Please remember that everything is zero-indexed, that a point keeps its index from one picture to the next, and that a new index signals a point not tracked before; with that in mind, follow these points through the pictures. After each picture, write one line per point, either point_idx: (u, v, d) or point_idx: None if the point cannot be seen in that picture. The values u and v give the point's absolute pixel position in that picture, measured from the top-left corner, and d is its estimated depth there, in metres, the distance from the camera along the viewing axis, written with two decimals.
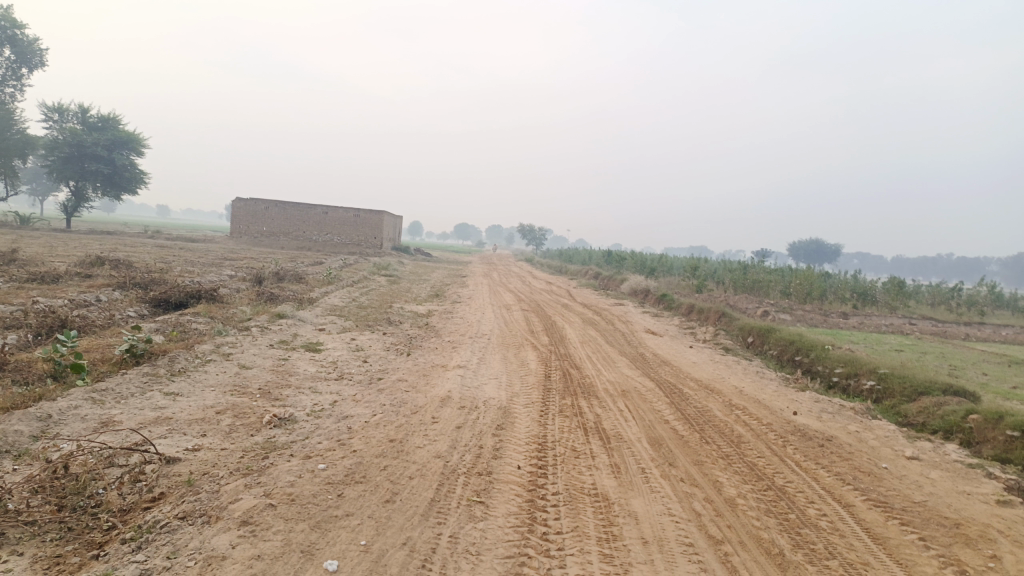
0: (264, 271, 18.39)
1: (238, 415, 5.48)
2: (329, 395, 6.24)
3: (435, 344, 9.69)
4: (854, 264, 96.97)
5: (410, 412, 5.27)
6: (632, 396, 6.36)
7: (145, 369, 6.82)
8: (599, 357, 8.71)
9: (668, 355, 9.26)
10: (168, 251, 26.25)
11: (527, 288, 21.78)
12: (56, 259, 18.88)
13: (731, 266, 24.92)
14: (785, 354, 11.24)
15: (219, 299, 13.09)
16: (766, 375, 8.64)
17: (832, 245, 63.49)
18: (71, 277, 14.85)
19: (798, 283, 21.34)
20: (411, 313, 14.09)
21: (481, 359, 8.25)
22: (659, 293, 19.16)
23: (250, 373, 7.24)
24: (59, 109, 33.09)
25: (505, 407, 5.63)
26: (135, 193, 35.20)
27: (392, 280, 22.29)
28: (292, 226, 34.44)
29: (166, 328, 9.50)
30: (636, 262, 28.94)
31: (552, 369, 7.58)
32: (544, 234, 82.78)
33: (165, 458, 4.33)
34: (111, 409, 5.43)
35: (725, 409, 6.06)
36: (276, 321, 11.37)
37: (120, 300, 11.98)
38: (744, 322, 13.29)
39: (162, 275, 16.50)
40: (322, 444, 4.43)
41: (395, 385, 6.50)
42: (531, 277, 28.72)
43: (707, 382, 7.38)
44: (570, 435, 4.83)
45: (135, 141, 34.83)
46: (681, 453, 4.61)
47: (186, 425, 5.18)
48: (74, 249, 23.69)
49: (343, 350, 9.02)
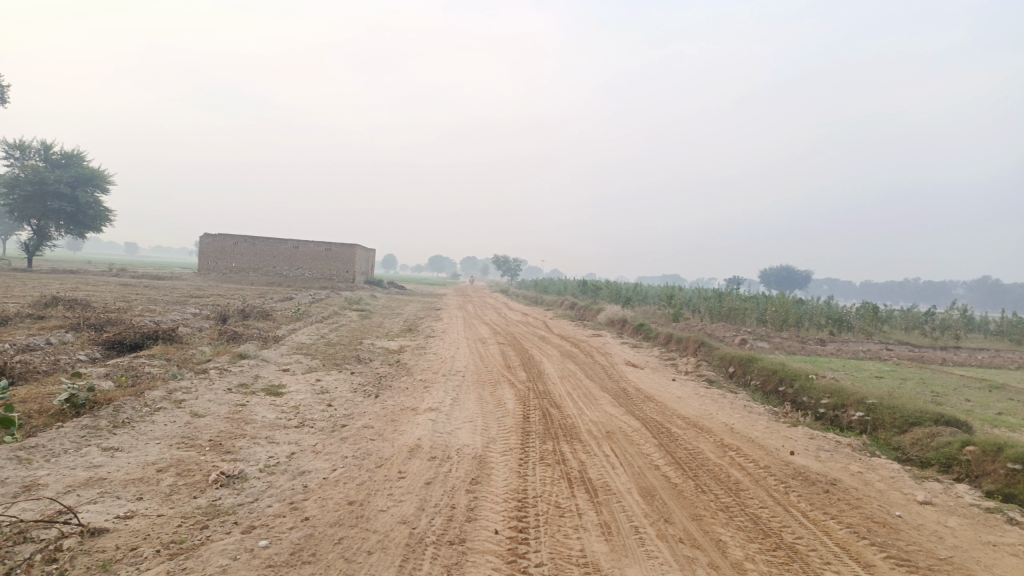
0: (229, 308, 17.73)
1: (182, 473, 4.92)
2: (286, 446, 5.69)
3: (406, 384, 9.16)
4: (824, 290, 98.17)
5: (374, 465, 4.75)
6: (617, 438, 5.89)
7: (84, 421, 6.19)
8: (580, 393, 8.26)
9: (650, 390, 8.82)
10: (131, 289, 25.43)
11: (502, 320, 21.33)
12: (8, 301, 18.02)
13: (706, 294, 24.73)
14: (769, 385, 10.88)
15: (178, 339, 12.42)
16: (753, 409, 8.24)
17: (802, 270, 64.21)
18: (21, 318, 14.12)
19: (773, 310, 21.17)
20: (382, 350, 13.53)
21: (454, 399, 7.75)
22: (636, 322, 18.84)
23: (202, 422, 6.65)
24: (20, 146, 32.27)
25: (479, 456, 5.13)
26: (99, 231, 34.30)
27: (364, 315, 21.70)
28: (261, 262, 33.73)
29: (116, 373, 8.88)
30: (610, 291, 28.68)
31: (530, 409, 7.10)
32: (519, 266, 83.16)
33: (88, 531, 3.75)
34: (36, 470, 4.82)
35: (718, 451, 5.61)
36: (237, 362, 10.75)
37: (70, 344, 11.28)
38: (725, 351, 12.94)
39: (120, 315, 15.77)
40: (271, 509, 3.90)
41: (360, 433, 5.97)
42: (506, 309, 28.28)
43: (696, 419, 6.94)
44: (553, 488, 4.34)
45: (99, 178, 34.08)
46: (676, 506, 4.15)
47: (121, 487, 4.59)
48: (30, 289, 22.83)
49: (306, 393, 8.45)
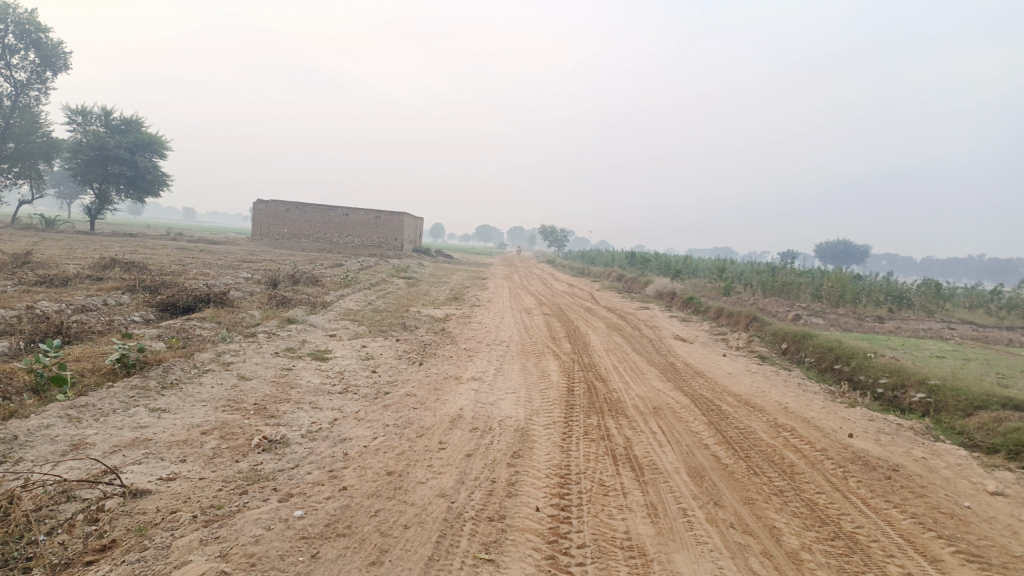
0: (280, 274, 17.96)
1: (226, 436, 4.92)
2: (329, 412, 5.67)
3: (450, 353, 9.09)
4: (882, 266, 95.05)
5: (414, 435, 4.67)
6: (664, 414, 5.71)
7: (133, 382, 6.27)
8: (627, 367, 8.07)
9: (700, 365, 8.57)
10: (188, 254, 26.02)
11: (549, 291, 21.15)
12: (71, 262, 18.60)
13: (759, 268, 24.10)
14: (823, 363, 10.52)
15: (228, 303, 12.60)
16: (807, 388, 7.92)
17: (860, 245, 62.12)
18: (82, 279, 14.54)
19: (830, 285, 20.48)
20: (428, 318, 13.52)
21: (498, 369, 7.66)
22: (686, 295, 18.46)
23: (248, 386, 6.69)
24: (82, 112, 33.11)
25: (522, 428, 5.00)
26: (157, 195, 35.10)
27: (411, 282, 21.77)
28: (312, 228, 34.13)
29: (167, 334, 9.04)
30: (660, 263, 28.19)
31: (575, 382, 6.95)
32: (567, 236, 82.73)
33: (130, 492, 3.77)
34: (84, 429, 4.89)
35: (771, 431, 5.38)
36: (285, 326, 10.86)
37: (126, 305, 11.54)
38: (778, 327, 12.55)
39: (175, 278, 16.12)
40: (311, 476, 3.85)
41: (402, 401, 5.90)
42: (553, 279, 28.07)
43: (747, 397, 6.70)
44: (598, 465, 4.19)
45: (157, 143, 34.77)
46: (727, 489, 3.96)
47: (165, 448, 4.62)
48: (91, 251, 23.52)
49: (351, 359, 8.45)
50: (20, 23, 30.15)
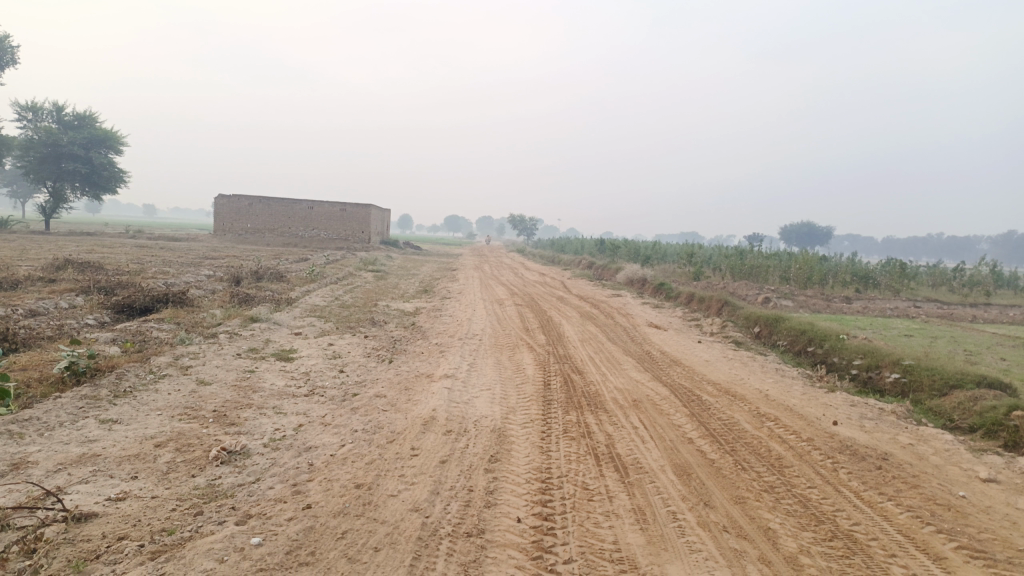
0: (243, 270, 17.45)
1: (182, 448, 4.60)
2: (294, 417, 5.37)
3: (420, 348, 8.80)
4: (845, 247, 96.63)
5: (384, 441, 4.40)
6: (645, 407, 5.52)
7: (83, 391, 5.89)
8: (602, 358, 7.86)
9: (677, 353, 8.42)
10: (148, 251, 25.24)
11: (519, 281, 20.92)
12: (22, 263, 17.86)
13: (728, 252, 24.14)
14: (797, 346, 10.45)
15: (189, 302, 12.14)
16: (785, 374, 7.80)
17: (823, 227, 62.94)
18: (33, 282, 13.92)
19: (797, 268, 20.46)
20: (397, 312, 13.20)
21: (472, 364, 7.41)
22: (656, 282, 18.38)
23: (208, 391, 6.35)
24: (33, 108, 31.91)
25: (498, 429, 4.76)
26: (115, 192, 34.03)
27: (379, 275, 21.37)
28: (277, 222, 33.43)
29: (123, 338, 8.61)
30: (629, 250, 28.10)
31: (551, 376, 6.73)
32: (536, 225, 82.62)
33: (73, 517, 3.45)
34: (27, 445, 4.52)
35: (755, 421, 5.22)
36: (249, 326, 10.47)
37: (80, 307, 11.04)
38: (750, 311, 12.49)
39: (133, 278, 15.54)
40: (273, 493, 3.58)
41: (371, 403, 5.62)
42: (523, 269, 27.87)
43: (727, 385, 6.55)
44: (580, 467, 3.97)
45: (113, 139, 33.65)
46: (715, 487, 3.77)
47: (115, 464, 4.28)
48: (44, 252, 22.65)
49: (317, 358, 8.13)
50: None
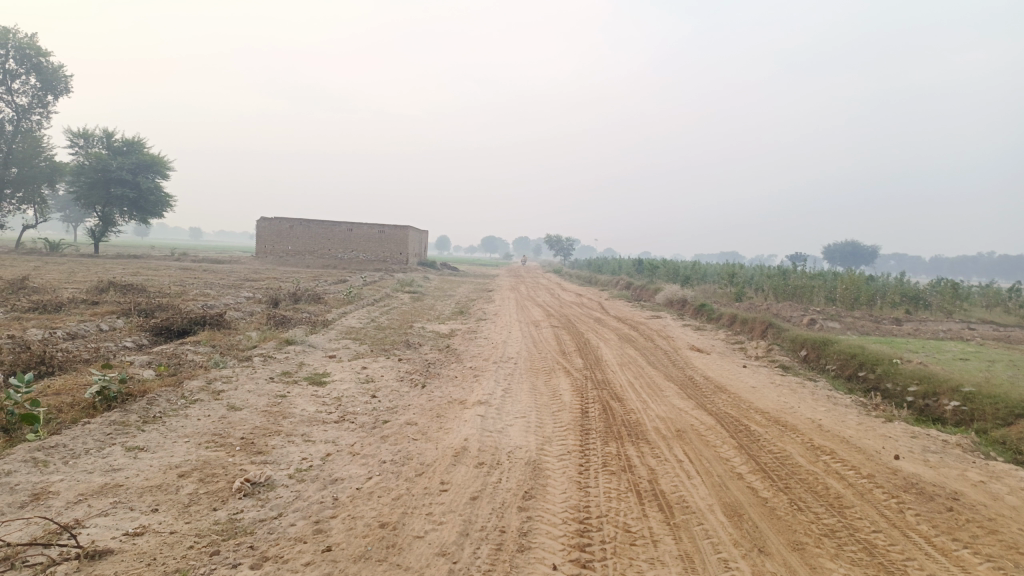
0: (281, 292, 17.52)
1: (206, 478, 4.45)
2: (323, 446, 5.19)
3: (454, 372, 8.59)
4: (892, 267, 94.04)
5: (413, 474, 4.18)
6: (689, 438, 5.21)
7: (113, 417, 5.80)
8: (643, 383, 7.54)
9: (721, 379, 8.05)
10: (191, 274, 25.62)
11: (556, 302, 20.64)
12: (69, 286, 18.22)
13: (770, 272, 23.55)
14: (847, 370, 9.98)
15: (226, 325, 12.14)
16: (838, 401, 7.38)
17: (868, 245, 61.35)
18: (76, 304, 14.13)
19: (844, 288, 19.74)
20: (432, 335, 13.05)
21: (506, 389, 7.17)
22: (697, 302, 17.94)
23: (237, 417, 6.21)
24: (84, 135, 32.88)
25: (533, 461, 4.50)
26: (160, 216, 34.80)
27: (415, 297, 21.31)
28: (317, 244, 33.80)
29: (158, 361, 8.58)
30: (668, 270, 27.64)
31: (589, 403, 6.45)
32: (573, 245, 82.39)
33: (87, 553, 3.28)
34: (50, 475, 4.40)
35: (809, 456, 4.87)
36: (283, 348, 10.41)
37: (120, 330, 11.11)
38: (797, 333, 12.03)
39: (174, 300, 15.71)
40: (295, 531, 3.38)
41: (402, 431, 5.41)
42: (560, 290, 27.59)
43: (776, 415, 6.18)
44: (620, 505, 3.69)
45: (160, 164, 34.46)
46: (770, 531, 3.47)
47: (136, 496, 4.14)
48: (91, 274, 23.14)
49: (350, 382, 7.98)
50: (20, 48, 30.08)
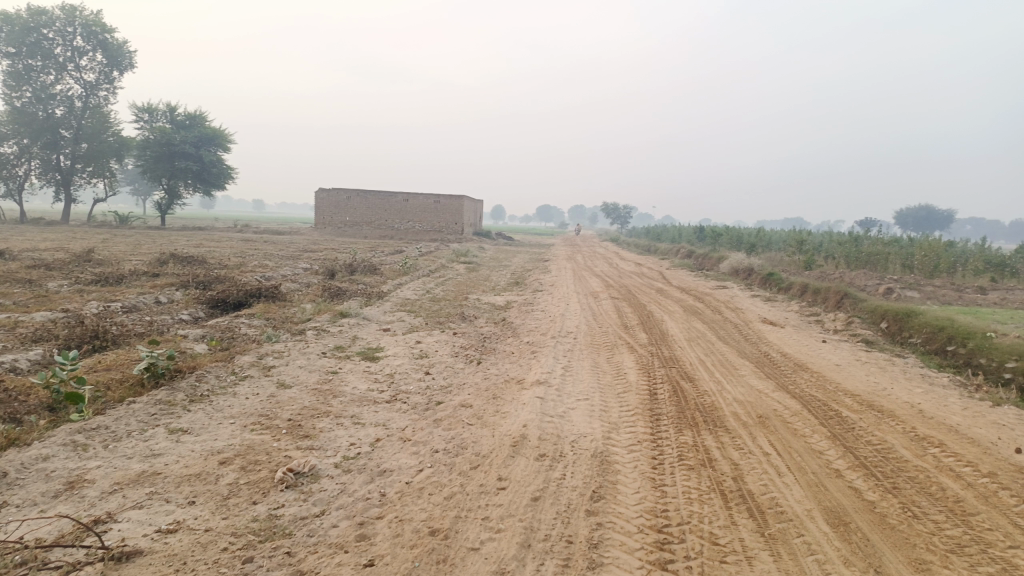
0: (337, 263, 17.40)
1: (248, 467, 4.15)
2: (373, 429, 4.84)
3: (510, 348, 8.15)
4: (967, 231, 89.31)
5: (467, 467, 3.78)
6: (774, 426, 4.68)
7: (158, 396, 5.58)
8: (715, 361, 6.96)
9: (800, 356, 7.41)
10: (252, 245, 25.91)
11: (616, 272, 20.02)
12: (133, 258, 18.50)
13: (841, 239, 22.33)
14: (934, 345, 9.16)
15: (281, 297, 12.01)
16: (934, 382, 6.67)
17: (944, 210, 58.03)
18: (137, 276, 14.26)
19: (922, 255, 18.58)
20: (488, 306, 12.66)
21: (566, 367, 6.74)
22: (765, 271, 17.05)
23: (286, 396, 5.92)
24: (149, 109, 33.39)
25: (601, 453, 4.04)
26: (223, 188, 35.29)
27: (471, 267, 20.99)
28: (374, 215, 33.86)
29: (212, 335, 8.44)
30: (731, 238, 26.57)
31: (658, 383, 5.94)
32: (630, 213, 81.01)
33: (113, 556, 2.99)
34: (88, 460, 4.18)
35: (916, 451, 4.28)
36: (337, 321, 10.18)
37: (177, 303, 11.09)
38: (877, 304, 11.19)
39: (233, 271, 15.73)
40: (336, 534, 3.01)
41: (456, 415, 5.02)
42: (618, 258, 26.88)
43: (868, 398, 5.56)
44: (704, 511, 3.23)
45: (221, 137, 34.83)
46: (885, 545, 2.95)
47: (173, 486, 3.86)
48: (155, 246, 23.57)
49: (403, 358, 7.65)
50: (87, 24, 30.62)
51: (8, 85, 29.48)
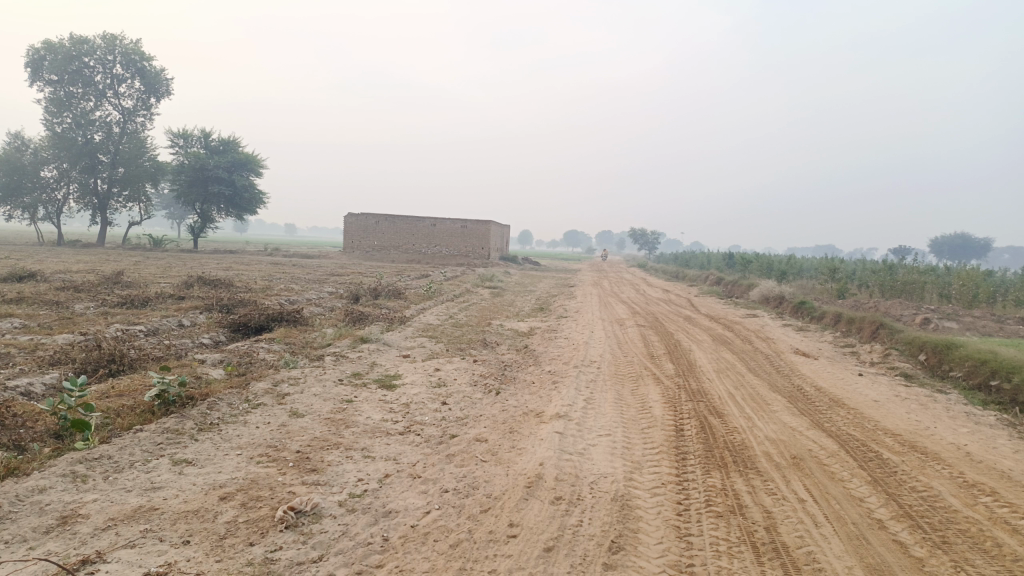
0: (362, 287, 17.33)
1: (249, 503, 3.95)
2: (383, 464, 4.63)
3: (531, 377, 7.90)
4: (1005, 259, 87.26)
5: (477, 510, 3.55)
6: (809, 468, 4.36)
7: (166, 425, 5.42)
8: (745, 395, 6.63)
9: (835, 391, 7.03)
10: (280, 269, 26.04)
11: (642, 298, 19.72)
12: (161, 281, 18.62)
13: (875, 266, 21.76)
14: (976, 380, 8.72)
15: (303, 321, 11.89)
16: (980, 421, 6.26)
17: (980, 238, 56.71)
18: (163, 298, 14.31)
19: (960, 284, 17.96)
20: (511, 333, 12.43)
21: (588, 399, 6.48)
22: (796, 299, 16.60)
23: (297, 426, 5.73)
24: (184, 134, 33.99)
25: (621, 496, 3.77)
26: (254, 212, 35.67)
27: (497, 292, 20.77)
28: (401, 239, 34.00)
29: (229, 360, 8.31)
30: (761, 264, 26.08)
31: (684, 419, 5.65)
32: (659, 239, 80.49)
33: None
34: (85, 493, 4.01)
35: (966, 500, 3.92)
36: (357, 347, 10.02)
37: (199, 326, 11.04)
38: (915, 335, 10.75)
39: (258, 295, 15.73)
40: None
41: (470, 449, 4.78)
42: (645, 285, 26.52)
43: (911, 439, 5.21)
44: (733, 565, 2.96)
45: (253, 162, 35.28)
46: None
47: (169, 523, 3.67)
48: (184, 269, 23.79)
49: (421, 387, 7.42)
50: (127, 52, 31.37)
51: (50, 111, 30.28)
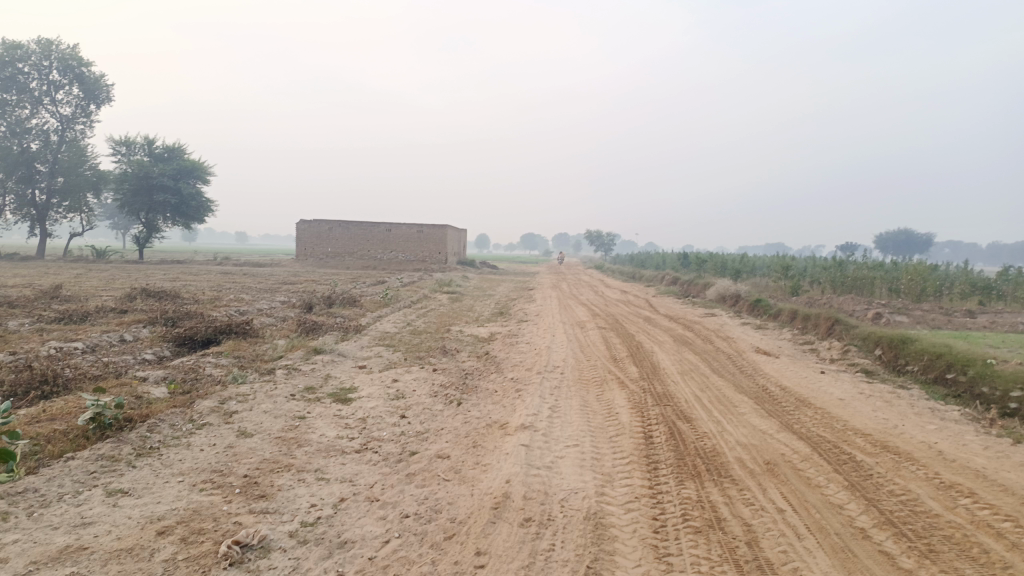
0: (316, 296, 16.84)
1: (190, 538, 3.60)
2: (339, 486, 4.33)
3: (493, 386, 7.64)
4: (946, 253, 90.33)
5: (441, 537, 3.28)
6: (785, 475, 4.20)
7: (101, 451, 5.01)
8: (712, 398, 6.49)
9: (801, 391, 6.94)
10: (229, 279, 25.27)
11: (601, 300, 19.65)
12: (104, 294, 17.82)
13: (826, 263, 22.10)
14: (932, 374, 8.76)
15: (254, 333, 11.42)
16: (945, 417, 6.22)
17: (924, 234, 58.44)
18: (104, 313, 13.64)
19: (908, 279, 18.27)
20: (470, 339, 12.17)
21: (552, 407, 6.25)
22: (752, 298, 16.70)
23: (245, 447, 5.37)
24: (126, 142, 32.81)
25: (594, 514, 3.55)
26: (202, 221, 34.60)
27: (454, 298, 20.44)
28: (356, 245, 33.46)
29: (172, 377, 7.86)
30: (716, 263, 26.30)
31: (652, 425, 5.45)
32: (614, 241, 81.01)
33: None
34: (4, 534, 3.61)
35: (947, 504, 3.79)
36: (310, 359, 9.63)
37: (142, 341, 10.51)
38: (871, 331, 10.81)
39: (206, 307, 15.14)
40: None
41: (431, 467, 4.51)
42: (603, 286, 26.49)
43: (882, 439, 5.10)
44: None
45: (201, 169, 34.24)
46: None
47: (99, 565, 3.31)
48: (128, 281, 22.88)
49: (378, 400, 7.09)
50: (64, 57, 30.17)
51: None
